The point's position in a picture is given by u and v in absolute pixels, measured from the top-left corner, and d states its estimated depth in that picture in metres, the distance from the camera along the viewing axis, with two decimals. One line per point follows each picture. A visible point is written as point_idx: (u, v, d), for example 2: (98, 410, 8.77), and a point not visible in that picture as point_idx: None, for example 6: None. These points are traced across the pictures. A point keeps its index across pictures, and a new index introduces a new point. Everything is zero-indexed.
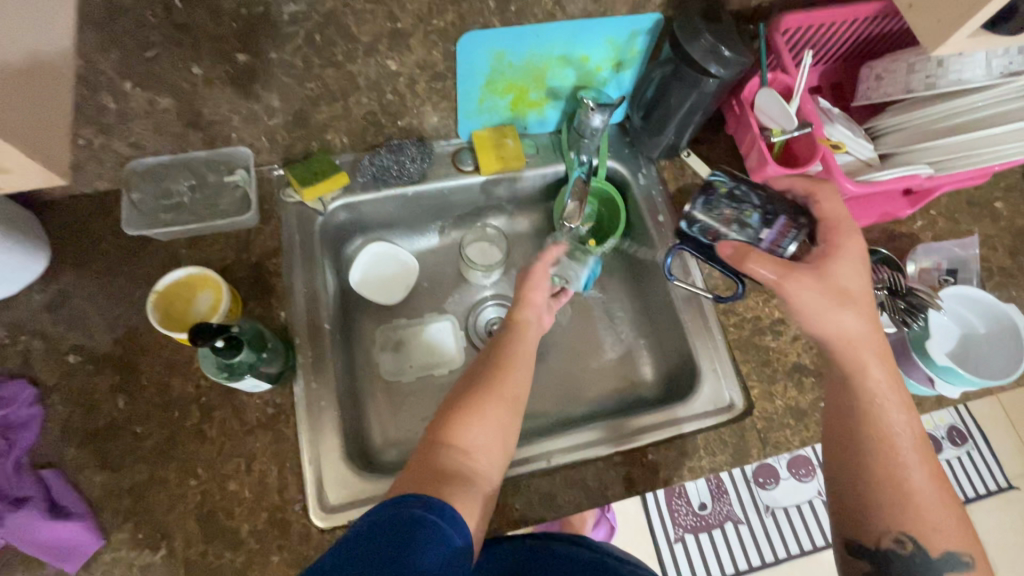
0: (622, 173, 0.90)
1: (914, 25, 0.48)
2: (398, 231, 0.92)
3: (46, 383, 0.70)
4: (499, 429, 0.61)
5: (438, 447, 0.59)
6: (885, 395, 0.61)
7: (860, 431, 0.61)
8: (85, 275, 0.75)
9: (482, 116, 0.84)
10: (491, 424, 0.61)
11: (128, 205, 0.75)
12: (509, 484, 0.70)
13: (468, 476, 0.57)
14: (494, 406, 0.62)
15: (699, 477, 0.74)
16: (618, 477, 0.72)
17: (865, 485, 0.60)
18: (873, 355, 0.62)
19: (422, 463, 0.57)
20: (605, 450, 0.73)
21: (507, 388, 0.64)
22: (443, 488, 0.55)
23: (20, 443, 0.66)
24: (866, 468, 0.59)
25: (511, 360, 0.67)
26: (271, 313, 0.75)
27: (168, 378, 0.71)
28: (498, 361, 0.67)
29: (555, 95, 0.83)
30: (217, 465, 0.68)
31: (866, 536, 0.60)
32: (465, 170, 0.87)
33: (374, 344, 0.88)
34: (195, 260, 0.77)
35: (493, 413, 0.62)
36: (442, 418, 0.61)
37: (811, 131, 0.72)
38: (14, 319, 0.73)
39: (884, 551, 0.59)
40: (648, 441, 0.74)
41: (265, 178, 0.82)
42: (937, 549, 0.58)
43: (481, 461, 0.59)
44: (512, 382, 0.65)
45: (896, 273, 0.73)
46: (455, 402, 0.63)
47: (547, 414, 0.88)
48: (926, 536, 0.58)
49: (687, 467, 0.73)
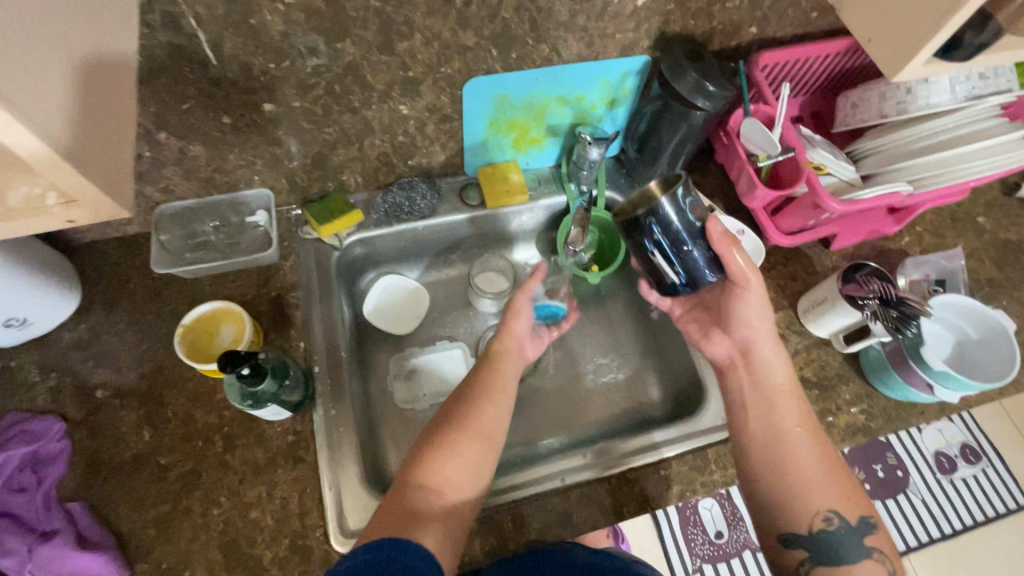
0: (621, 203, 0.96)
1: (875, 55, 0.53)
2: (409, 264, 0.97)
3: (75, 419, 0.72)
4: (474, 469, 0.63)
5: (404, 490, 0.60)
6: (780, 384, 0.69)
7: (781, 433, 0.66)
8: (113, 314, 0.79)
9: (487, 154, 0.90)
10: (462, 459, 0.63)
11: (157, 246, 0.80)
12: (526, 504, 0.72)
13: (440, 519, 0.59)
14: (467, 443, 0.64)
15: (712, 492, 0.75)
16: (632, 494, 0.73)
17: (777, 474, 0.65)
18: (766, 341, 0.71)
19: (394, 509, 0.59)
20: (591, 475, 0.74)
21: (488, 425, 0.66)
22: (410, 530, 0.57)
23: (49, 477, 0.67)
24: (781, 461, 0.65)
25: (485, 394, 0.69)
26: (291, 344, 0.78)
27: (192, 409, 0.73)
28: (473, 397, 0.68)
29: (554, 132, 0.89)
30: (239, 493, 0.69)
31: (798, 523, 0.63)
32: (471, 205, 0.91)
33: (388, 373, 0.91)
34: (218, 296, 0.81)
35: (465, 450, 0.63)
36: (416, 459, 0.63)
37: (795, 156, 0.77)
38: (45, 358, 0.76)
39: (816, 535, 0.62)
40: (636, 465, 0.75)
41: (284, 218, 0.87)
42: (856, 520, 0.63)
43: (453, 499, 0.61)
44: (485, 419, 0.66)
45: (884, 283, 0.77)
46: (430, 443, 0.64)
47: (559, 438, 0.90)
48: (847, 510, 0.63)
49: (699, 482, 0.75)
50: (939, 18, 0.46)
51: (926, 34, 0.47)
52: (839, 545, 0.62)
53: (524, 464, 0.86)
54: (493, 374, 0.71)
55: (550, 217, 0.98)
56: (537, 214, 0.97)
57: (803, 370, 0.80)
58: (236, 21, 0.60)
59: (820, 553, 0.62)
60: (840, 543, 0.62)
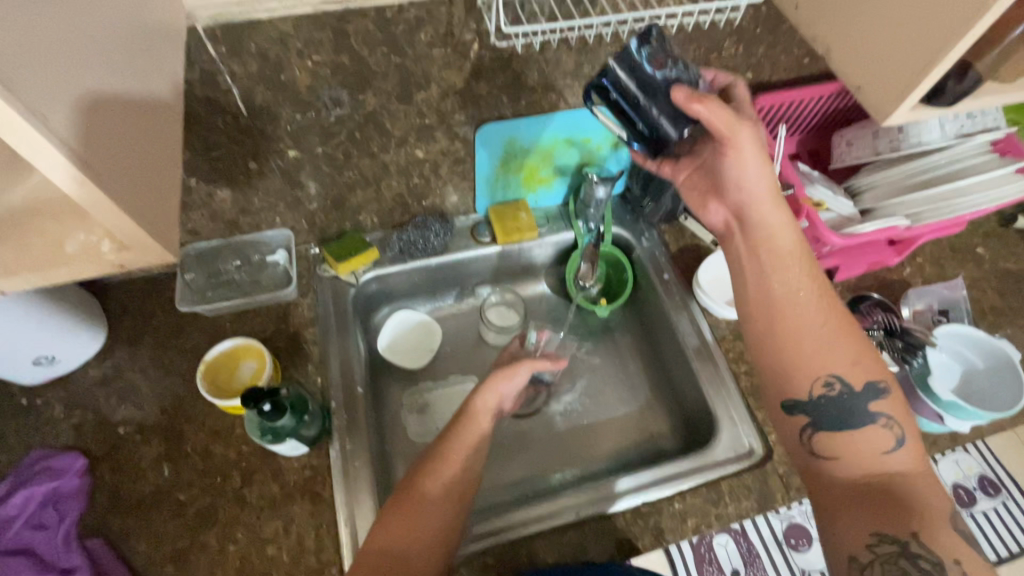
0: (627, 238, 0.99)
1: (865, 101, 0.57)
2: (422, 299, 0.99)
3: (96, 455, 0.74)
4: (444, 526, 0.65)
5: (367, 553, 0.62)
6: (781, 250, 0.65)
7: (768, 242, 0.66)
8: (137, 351, 0.81)
9: (497, 193, 0.93)
10: (428, 523, 0.64)
11: (182, 285, 0.83)
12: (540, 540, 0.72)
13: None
14: (433, 506, 0.65)
15: (727, 525, 0.75)
16: (647, 528, 0.73)
17: (773, 348, 0.65)
18: (772, 210, 0.66)
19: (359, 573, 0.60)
20: (572, 516, 0.74)
21: (455, 483, 0.68)
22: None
23: (69, 514, 0.68)
24: (760, 260, 0.66)
25: (451, 454, 0.70)
26: (309, 380, 0.80)
27: (211, 444, 0.75)
28: (438, 456, 0.70)
29: (562, 172, 0.93)
30: (256, 529, 0.70)
31: (800, 387, 0.63)
32: (483, 241, 0.95)
33: (401, 407, 0.92)
34: (238, 332, 0.83)
35: (432, 513, 0.65)
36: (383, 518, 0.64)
37: (794, 192, 0.80)
38: (69, 394, 0.78)
39: (818, 400, 0.63)
40: (624, 507, 0.75)
41: (303, 256, 0.90)
42: (861, 387, 0.62)
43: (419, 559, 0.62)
44: (452, 481, 0.68)
45: (890, 315, 0.80)
46: (394, 505, 0.65)
47: (571, 471, 0.90)
48: (850, 376, 0.62)
49: (714, 515, 0.75)
50: (924, 68, 0.49)
51: (912, 83, 0.51)
52: (840, 407, 0.62)
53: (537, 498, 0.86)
54: (458, 431, 0.72)
55: (557, 252, 1.01)
56: (545, 250, 1.00)
57: None
58: (267, 77, 0.64)
59: (825, 418, 0.62)
60: (842, 407, 0.62)
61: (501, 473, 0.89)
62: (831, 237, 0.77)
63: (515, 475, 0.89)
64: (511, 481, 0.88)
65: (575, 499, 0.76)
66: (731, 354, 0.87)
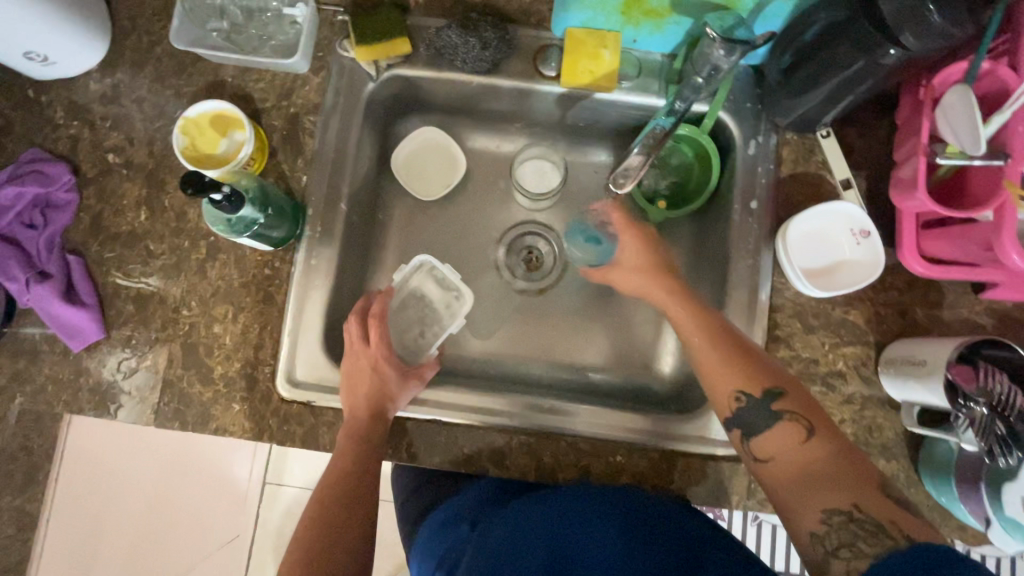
0: (730, 132, 0.73)
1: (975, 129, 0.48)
2: (459, 121, 0.83)
3: (85, 175, 0.73)
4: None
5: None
6: None
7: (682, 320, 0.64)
8: (139, 76, 0.74)
9: (584, 12, 0.68)
10: (347, 459, 0.64)
11: (180, 14, 0.70)
12: (565, 444, 0.68)
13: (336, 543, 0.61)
14: (345, 445, 0.64)
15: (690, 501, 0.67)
16: (576, 467, 0.67)
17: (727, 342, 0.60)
18: None
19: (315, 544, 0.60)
20: (632, 437, 0.69)
21: (342, 472, 0.63)
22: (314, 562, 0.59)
23: (55, 222, 0.71)
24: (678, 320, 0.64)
25: (353, 379, 0.67)
26: (294, 174, 0.72)
27: (187, 206, 0.72)
28: (347, 385, 0.67)
29: (683, 6, 0.64)
30: (210, 303, 0.70)
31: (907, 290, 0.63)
32: (545, 74, 0.73)
33: (397, 237, 0.83)
34: (236, 93, 0.72)
35: (347, 450, 0.64)
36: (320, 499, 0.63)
37: (1003, 167, 0.51)
38: (70, 101, 0.74)
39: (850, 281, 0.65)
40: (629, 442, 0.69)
41: (326, 21, 0.73)
42: (750, 346, 0.61)
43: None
44: (355, 405, 0.65)
45: (1014, 388, 0.54)
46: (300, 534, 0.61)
47: (598, 374, 0.81)
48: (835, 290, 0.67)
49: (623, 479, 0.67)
50: None
51: None
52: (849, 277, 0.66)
53: (544, 387, 0.80)
54: (354, 362, 0.68)
55: (638, 121, 0.77)
56: (625, 110, 0.75)
57: (842, 425, 0.66)
58: None
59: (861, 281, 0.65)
60: (803, 347, 0.68)
61: (512, 357, 0.81)
62: (1010, 252, 0.50)
63: (483, 351, 0.82)
64: (482, 360, 0.81)
65: (600, 416, 0.70)
66: (777, 330, 0.68)
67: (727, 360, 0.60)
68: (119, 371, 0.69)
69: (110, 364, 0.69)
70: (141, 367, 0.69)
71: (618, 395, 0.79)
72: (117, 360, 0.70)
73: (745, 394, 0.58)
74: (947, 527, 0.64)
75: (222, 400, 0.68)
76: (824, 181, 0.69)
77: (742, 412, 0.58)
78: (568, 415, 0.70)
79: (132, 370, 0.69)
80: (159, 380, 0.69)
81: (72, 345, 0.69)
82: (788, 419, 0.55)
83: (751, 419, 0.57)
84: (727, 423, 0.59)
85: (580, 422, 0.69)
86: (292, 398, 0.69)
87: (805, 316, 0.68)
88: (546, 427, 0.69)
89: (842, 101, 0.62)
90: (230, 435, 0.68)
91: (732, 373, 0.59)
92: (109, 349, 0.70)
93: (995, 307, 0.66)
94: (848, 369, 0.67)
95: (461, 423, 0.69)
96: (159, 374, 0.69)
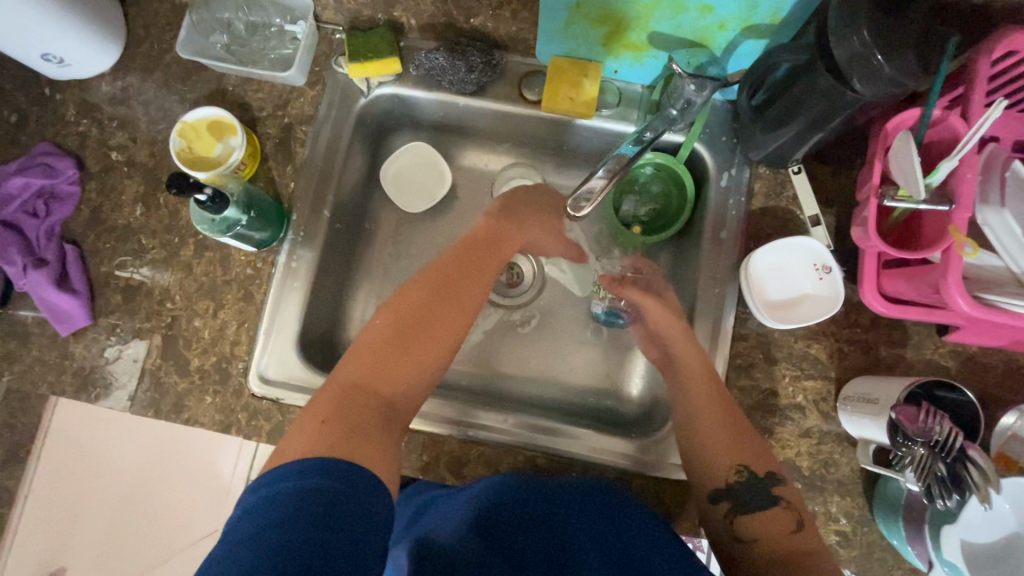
0: (705, 163, 0.75)
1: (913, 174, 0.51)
2: (449, 136, 0.86)
3: (89, 170, 0.77)
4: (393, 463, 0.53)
5: (362, 394, 0.57)
6: None
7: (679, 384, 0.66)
8: (148, 82, 0.79)
9: (567, 42, 0.71)
10: (402, 305, 0.64)
11: (188, 26, 0.76)
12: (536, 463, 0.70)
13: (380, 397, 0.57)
14: (414, 296, 0.64)
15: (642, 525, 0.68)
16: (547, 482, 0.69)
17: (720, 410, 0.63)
18: None
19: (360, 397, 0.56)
20: (619, 458, 0.69)
21: (393, 322, 0.62)
22: (351, 411, 0.54)
23: (56, 213, 0.75)
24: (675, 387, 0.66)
25: (461, 252, 0.70)
26: (283, 180, 0.75)
27: (181, 205, 0.75)
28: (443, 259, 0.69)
29: (660, 41, 0.67)
30: (193, 298, 0.73)
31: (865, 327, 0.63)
32: (529, 98, 0.76)
33: (385, 244, 0.86)
34: (235, 101, 0.76)
35: (412, 298, 0.64)
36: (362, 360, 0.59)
37: (951, 211, 0.52)
38: (82, 101, 0.79)
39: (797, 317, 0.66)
40: (609, 463, 0.70)
41: (325, 38, 0.78)
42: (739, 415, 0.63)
43: (387, 403, 0.57)
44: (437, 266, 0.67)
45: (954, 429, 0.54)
46: (379, 342, 0.61)
47: (581, 395, 0.82)
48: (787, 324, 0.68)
49: None
50: None
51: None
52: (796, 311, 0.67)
53: (535, 406, 0.81)
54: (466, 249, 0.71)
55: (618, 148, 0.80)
56: (606, 137, 0.78)
57: (798, 458, 0.66)
58: None
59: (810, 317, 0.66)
60: (763, 378, 0.68)
61: (504, 374, 0.83)
62: (956, 295, 0.51)
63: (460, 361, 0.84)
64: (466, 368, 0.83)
65: (593, 439, 0.71)
66: (738, 359, 0.69)
67: (730, 432, 0.61)
68: (102, 357, 0.73)
69: (93, 349, 0.73)
70: (122, 355, 0.72)
71: (605, 423, 0.79)
72: (101, 346, 0.73)
73: (741, 467, 0.59)
74: (900, 569, 0.64)
75: (194, 392, 0.71)
76: (793, 215, 0.71)
77: (737, 484, 0.59)
78: (568, 437, 0.70)
79: (113, 357, 0.72)
80: (138, 368, 0.72)
81: (61, 329, 0.73)
82: (781, 504, 0.57)
83: (745, 492, 0.59)
84: (716, 492, 0.60)
85: (574, 444, 0.70)
86: (262, 395, 0.71)
87: (767, 347, 0.69)
88: (541, 447, 0.70)
89: (808, 140, 0.64)
90: (201, 425, 0.71)
91: (723, 437, 0.61)
92: (94, 335, 0.73)
93: (956, 351, 0.66)
94: (808, 403, 0.67)
95: (490, 442, 0.70)
96: (139, 363, 0.72)
